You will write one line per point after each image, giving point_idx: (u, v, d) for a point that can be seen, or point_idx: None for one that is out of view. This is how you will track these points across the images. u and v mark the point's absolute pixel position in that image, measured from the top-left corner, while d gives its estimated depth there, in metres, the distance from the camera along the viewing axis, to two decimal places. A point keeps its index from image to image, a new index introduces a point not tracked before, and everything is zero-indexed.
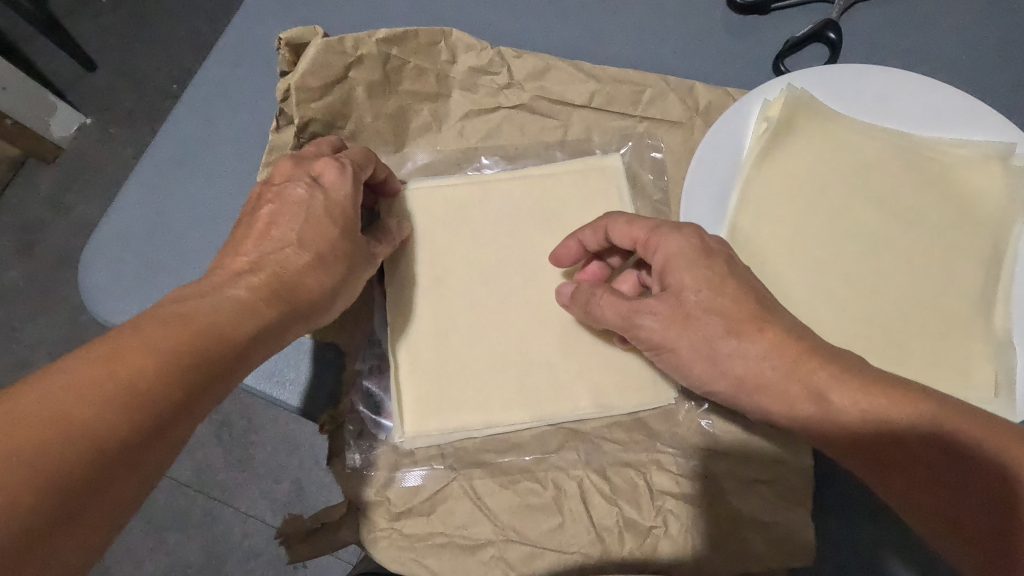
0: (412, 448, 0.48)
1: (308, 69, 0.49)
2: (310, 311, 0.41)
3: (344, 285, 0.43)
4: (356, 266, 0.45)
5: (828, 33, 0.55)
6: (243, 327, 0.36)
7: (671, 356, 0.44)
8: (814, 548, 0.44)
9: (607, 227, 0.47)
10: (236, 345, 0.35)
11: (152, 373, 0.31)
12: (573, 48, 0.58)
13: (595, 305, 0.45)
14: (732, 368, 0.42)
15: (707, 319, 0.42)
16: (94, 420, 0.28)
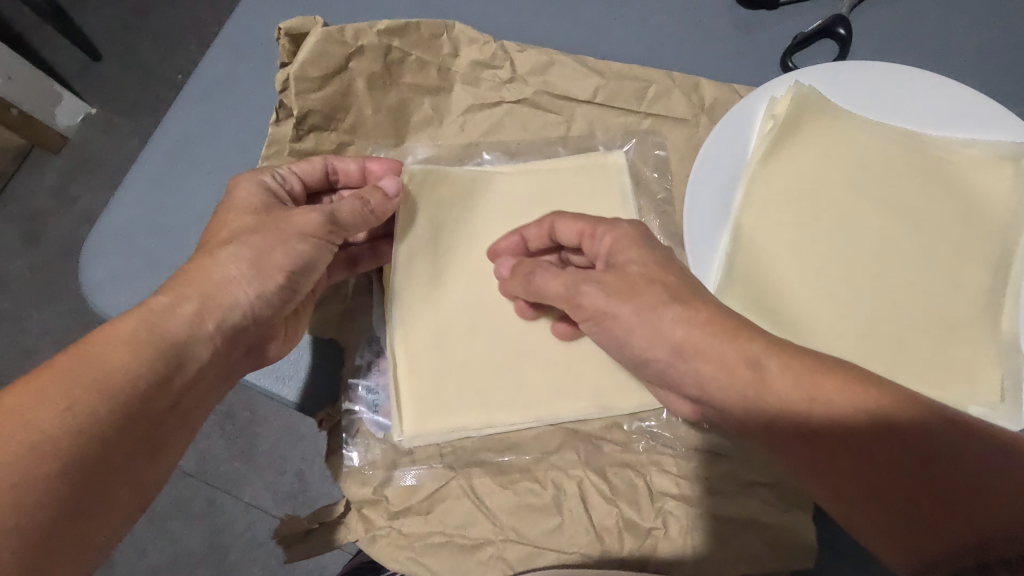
0: (411, 447, 0.48)
1: (307, 59, 0.49)
2: (216, 286, 0.40)
3: (259, 257, 0.42)
4: (273, 221, 0.43)
5: (838, 29, 0.54)
6: (131, 329, 0.37)
7: (610, 326, 0.41)
8: (816, 550, 0.44)
9: (552, 221, 0.47)
10: (164, 362, 0.37)
11: (82, 415, 0.33)
12: (578, 41, 0.57)
13: (538, 277, 0.44)
14: (673, 333, 0.38)
15: (649, 290, 0.40)
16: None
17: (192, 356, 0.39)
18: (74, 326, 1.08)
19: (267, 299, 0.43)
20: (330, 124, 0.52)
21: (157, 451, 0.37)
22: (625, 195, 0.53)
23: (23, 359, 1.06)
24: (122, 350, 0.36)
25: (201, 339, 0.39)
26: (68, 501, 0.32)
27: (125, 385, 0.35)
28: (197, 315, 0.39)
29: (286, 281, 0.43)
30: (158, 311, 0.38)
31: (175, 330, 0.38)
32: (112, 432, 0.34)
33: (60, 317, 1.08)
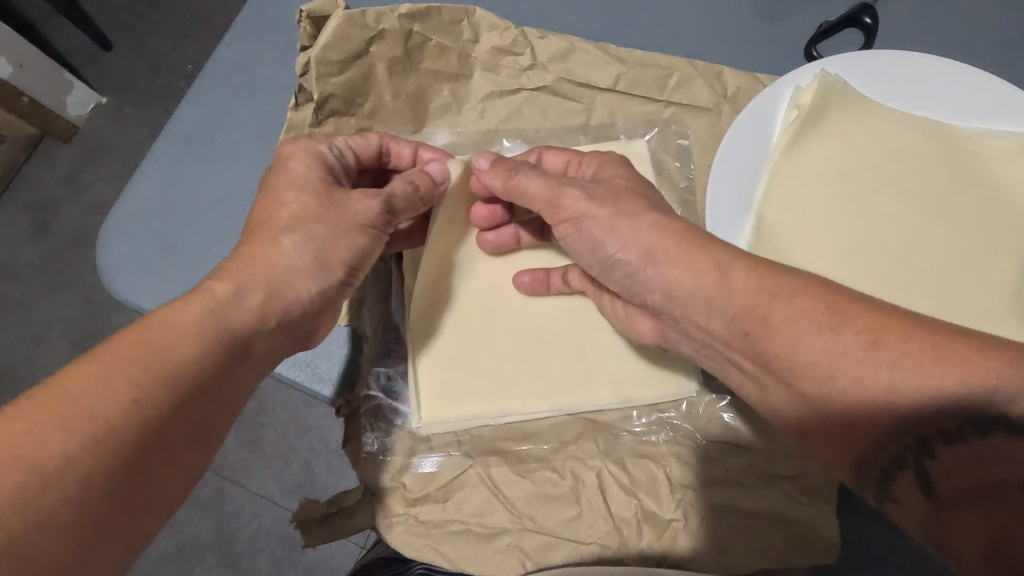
0: (429, 434, 0.48)
1: (328, 42, 0.48)
2: (282, 277, 0.39)
3: (324, 247, 0.41)
4: (332, 209, 0.42)
5: (863, 18, 0.52)
6: (195, 318, 0.35)
7: (590, 228, 0.42)
8: (839, 545, 0.44)
9: (539, 153, 0.50)
10: (230, 350, 0.36)
11: (158, 399, 0.32)
12: (598, 29, 0.57)
13: (523, 176, 0.44)
14: (647, 237, 0.40)
15: (628, 200, 0.42)
16: (41, 466, 0.28)
17: (250, 348, 0.38)
18: (83, 314, 1.08)
19: (328, 292, 0.42)
20: (350, 109, 0.52)
21: (211, 445, 0.36)
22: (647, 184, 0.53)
23: (33, 347, 1.06)
24: (189, 340, 0.34)
25: (262, 332, 0.38)
26: (126, 496, 0.31)
27: (189, 377, 0.34)
28: (262, 307, 0.38)
29: (346, 273, 0.43)
30: (222, 300, 0.37)
31: (240, 322, 0.37)
32: (174, 425, 0.33)
33: (69, 305, 1.09)
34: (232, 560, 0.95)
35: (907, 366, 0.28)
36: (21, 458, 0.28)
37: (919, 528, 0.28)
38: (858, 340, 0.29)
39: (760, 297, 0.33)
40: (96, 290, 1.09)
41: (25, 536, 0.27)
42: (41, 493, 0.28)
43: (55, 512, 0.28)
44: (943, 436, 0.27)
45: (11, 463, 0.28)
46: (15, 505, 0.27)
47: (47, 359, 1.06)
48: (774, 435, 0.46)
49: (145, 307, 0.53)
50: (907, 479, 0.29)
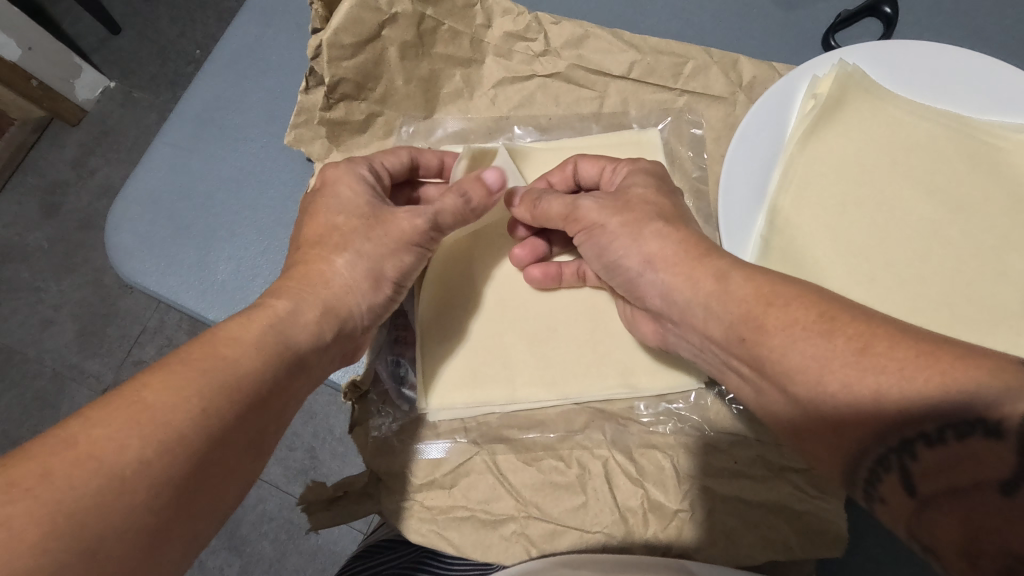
0: (436, 420, 0.48)
1: (341, 25, 0.48)
2: (339, 296, 0.40)
3: (373, 265, 0.42)
4: (381, 227, 0.43)
5: (884, 7, 0.51)
6: (257, 333, 0.35)
7: (600, 236, 0.44)
8: (845, 539, 0.43)
9: (574, 162, 0.49)
10: (287, 360, 0.35)
11: (228, 401, 0.31)
12: (613, 15, 0.56)
13: (546, 199, 0.46)
14: (648, 245, 0.41)
15: (639, 207, 0.43)
16: (120, 468, 0.26)
17: (304, 366, 0.37)
18: (90, 298, 1.09)
19: (377, 307, 0.43)
20: (361, 93, 0.52)
21: (261, 459, 0.34)
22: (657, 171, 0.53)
23: (41, 330, 1.07)
24: (255, 353, 0.34)
25: (317, 350, 0.38)
26: (192, 504, 0.29)
27: (255, 392, 0.33)
28: (319, 323, 0.38)
29: (394, 289, 0.44)
30: (281, 316, 0.37)
31: (299, 338, 0.37)
32: (238, 436, 0.32)
33: (77, 289, 1.09)
34: (237, 543, 0.96)
35: (890, 371, 0.27)
36: (102, 459, 0.26)
37: (905, 528, 0.26)
38: (846, 347, 0.29)
39: (757, 304, 0.34)
40: (104, 273, 1.10)
41: (101, 541, 0.25)
42: (119, 496, 0.26)
43: (130, 516, 0.26)
44: (924, 438, 0.26)
45: (93, 464, 0.26)
46: (94, 506, 0.25)
47: (55, 342, 1.06)
48: None
49: (154, 287, 0.53)
50: (891, 482, 0.27)
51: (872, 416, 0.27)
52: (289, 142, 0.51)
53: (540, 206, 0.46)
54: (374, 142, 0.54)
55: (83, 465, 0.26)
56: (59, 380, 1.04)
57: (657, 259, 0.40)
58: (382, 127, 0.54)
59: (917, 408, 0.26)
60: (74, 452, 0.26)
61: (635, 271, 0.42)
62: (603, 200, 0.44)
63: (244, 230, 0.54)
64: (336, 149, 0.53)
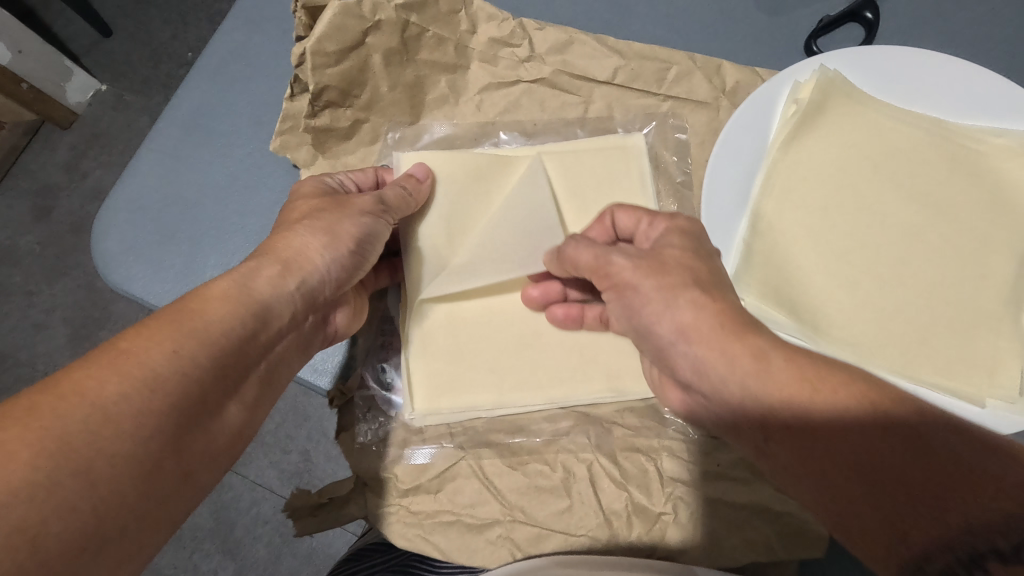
0: (423, 426, 0.48)
1: (324, 33, 0.48)
2: (297, 251, 0.41)
3: (333, 229, 0.43)
4: (341, 206, 0.44)
5: (865, 12, 0.52)
6: (224, 288, 0.36)
7: (631, 299, 0.39)
8: (829, 539, 0.44)
9: (612, 213, 0.47)
10: (258, 312, 0.37)
11: (198, 346, 0.33)
12: (598, 21, 0.56)
13: (573, 250, 0.43)
14: (682, 314, 0.36)
15: (677, 270, 0.38)
16: (102, 401, 0.29)
17: (276, 316, 0.38)
18: (82, 302, 1.08)
19: (346, 267, 0.43)
20: (346, 100, 0.52)
21: (242, 406, 0.36)
22: (642, 177, 0.53)
23: (33, 334, 1.07)
24: (219, 304, 0.36)
25: (288, 305, 0.39)
26: (176, 439, 0.31)
27: (223, 337, 0.35)
28: (281, 277, 0.39)
29: (357, 249, 0.44)
30: (244, 274, 0.38)
31: (266, 292, 0.38)
32: (212, 378, 0.34)
33: (69, 292, 1.09)
34: (230, 547, 0.96)
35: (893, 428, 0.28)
36: (85, 394, 0.28)
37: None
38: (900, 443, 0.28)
39: (799, 388, 0.31)
40: (96, 277, 1.09)
41: (92, 464, 0.27)
42: (103, 426, 0.28)
43: (116, 444, 0.28)
44: (996, 554, 0.24)
45: (77, 400, 0.28)
46: (81, 433, 0.27)
47: (47, 346, 1.06)
48: None
49: (140, 293, 0.53)
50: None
51: (938, 517, 0.26)
52: (274, 149, 0.51)
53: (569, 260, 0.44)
54: (361, 148, 0.54)
55: (70, 400, 0.28)
56: None
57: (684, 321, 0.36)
58: (368, 133, 0.54)
59: (984, 520, 0.25)
60: (60, 390, 0.28)
61: (666, 342, 0.37)
62: (636, 258, 0.40)
63: (232, 236, 0.54)
64: (321, 156, 0.53)
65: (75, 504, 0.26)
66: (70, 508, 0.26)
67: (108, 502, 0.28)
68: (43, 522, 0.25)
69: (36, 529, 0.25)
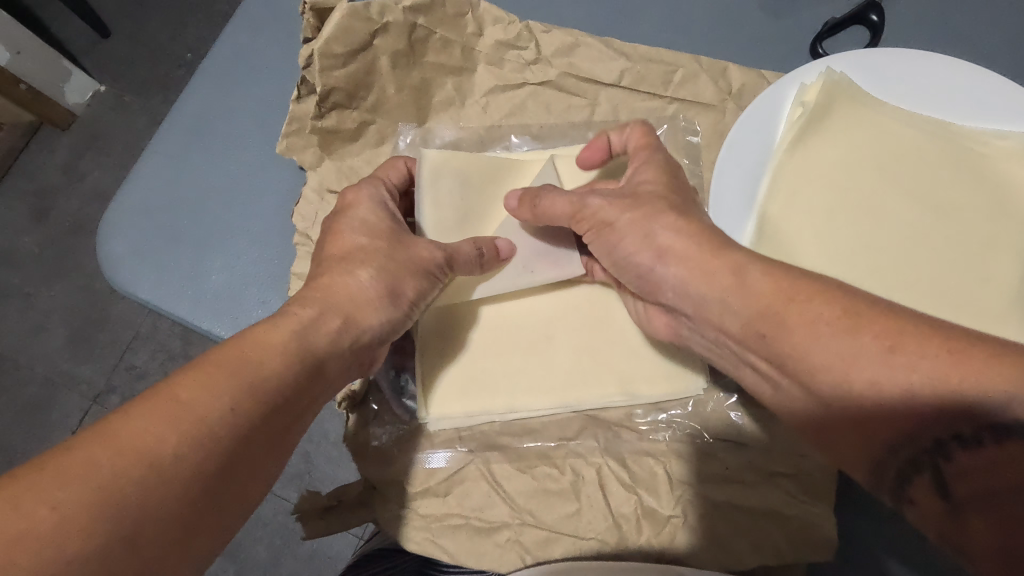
0: (436, 430, 0.48)
1: (332, 35, 0.48)
2: (356, 303, 0.40)
3: (395, 281, 0.41)
4: (403, 251, 0.43)
5: (871, 15, 0.52)
6: (283, 338, 0.35)
7: (608, 235, 0.43)
8: (835, 543, 0.43)
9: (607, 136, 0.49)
10: (311, 369, 0.35)
11: (257, 406, 0.32)
12: (603, 22, 0.56)
13: (543, 199, 0.45)
14: (660, 238, 0.40)
15: (650, 202, 0.41)
16: (157, 461, 0.27)
17: (328, 369, 0.37)
18: (82, 303, 1.08)
19: (395, 318, 0.42)
20: (352, 102, 0.52)
21: (285, 463, 0.34)
22: None
23: (32, 336, 1.06)
24: (281, 355, 0.34)
25: (338, 356, 0.38)
26: (224, 503, 0.29)
27: (281, 393, 0.33)
28: (339, 331, 0.38)
29: (411, 308, 0.43)
30: (304, 323, 0.36)
31: (321, 343, 0.37)
32: (267, 437, 0.32)
33: (69, 293, 1.08)
34: (232, 549, 0.96)
35: (921, 369, 0.27)
36: (141, 452, 0.27)
37: (933, 529, 0.27)
38: (874, 344, 0.28)
39: (776, 299, 0.33)
40: (96, 278, 1.09)
41: (140, 530, 0.26)
42: (156, 489, 0.27)
43: (167, 510, 0.27)
44: (959, 439, 0.26)
45: (133, 458, 0.27)
46: (133, 497, 0.26)
47: (46, 347, 1.06)
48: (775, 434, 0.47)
49: (147, 296, 0.53)
50: (924, 484, 0.27)
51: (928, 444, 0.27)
52: (281, 151, 0.51)
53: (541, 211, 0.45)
54: (367, 150, 0.54)
55: (127, 457, 0.27)
56: (51, 386, 1.04)
57: (669, 252, 0.39)
58: (374, 134, 0.54)
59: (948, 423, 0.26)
60: (117, 443, 0.27)
61: (647, 267, 0.41)
62: (612, 197, 0.43)
63: (239, 240, 0.54)
64: (327, 158, 0.53)
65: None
66: None
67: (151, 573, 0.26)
68: None
69: None
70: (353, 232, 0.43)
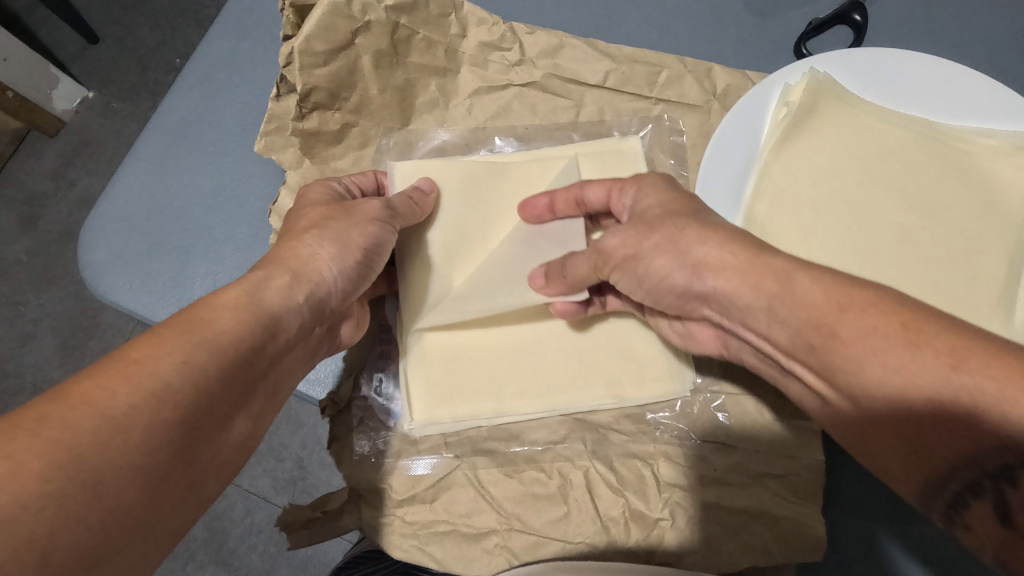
0: (422, 435, 0.47)
1: (312, 32, 0.48)
2: (305, 262, 0.41)
3: (341, 238, 0.42)
4: (347, 210, 0.44)
5: (854, 15, 0.52)
6: (234, 298, 0.36)
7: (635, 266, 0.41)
8: (825, 542, 0.43)
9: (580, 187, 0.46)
10: (265, 325, 0.36)
11: (209, 359, 0.32)
12: (589, 23, 0.56)
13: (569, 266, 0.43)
14: (693, 254, 0.38)
15: (665, 225, 0.40)
16: (112, 411, 0.27)
17: (283, 327, 0.38)
18: (71, 311, 1.07)
19: (351, 275, 0.43)
20: (334, 103, 0.51)
21: (247, 418, 0.35)
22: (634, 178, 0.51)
23: (21, 344, 1.05)
24: (230, 315, 0.35)
25: (294, 314, 0.39)
26: (185, 449, 0.30)
27: (232, 349, 0.34)
28: (290, 287, 0.39)
29: (365, 259, 0.44)
30: (253, 284, 0.37)
31: (273, 302, 0.37)
32: (222, 389, 0.33)
33: (58, 301, 1.07)
34: (224, 558, 0.95)
35: (989, 393, 0.25)
36: (95, 404, 0.27)
37: (990, 554, 0.27)
38: (938, 362, 0.27)
39: (829, 309, 0.31)
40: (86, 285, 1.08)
41: (101, 476, 0.26)
42: (114, 436, 0.27)
43: (126, 455, 0.27)
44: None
45: (86, 409, 0.27)
46: (92, 443, 0.26)
47: (35, 356, 1.04)
48: (762, 435, 0.46)
49: (129, 304, 0.52)
50: (981, 507, 0.27)
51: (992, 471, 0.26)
52: (258, 150, 0.50)
53: (563, 271, 0.44)
54: (350, 153, 0.54)
55: (80, 410, 0.27)
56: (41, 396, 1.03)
57: (707, 265, 0.37)
58: (357, 136, 0.54)
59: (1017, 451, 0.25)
60: (68, 399, 0.27)
61: (682, 285, 0.39)
62: (624, 231, 0.42)
63: (223, 247, 0.53)
64: (308, 160, 0.52)
65: (85, 516, 0.25)
66: (79, 521, 0.25)
67: (117, 516, 0.26)
68: (52, 535, 0.24)
69: (46, 542, 0.24)
70: (302, 208, 0.45)
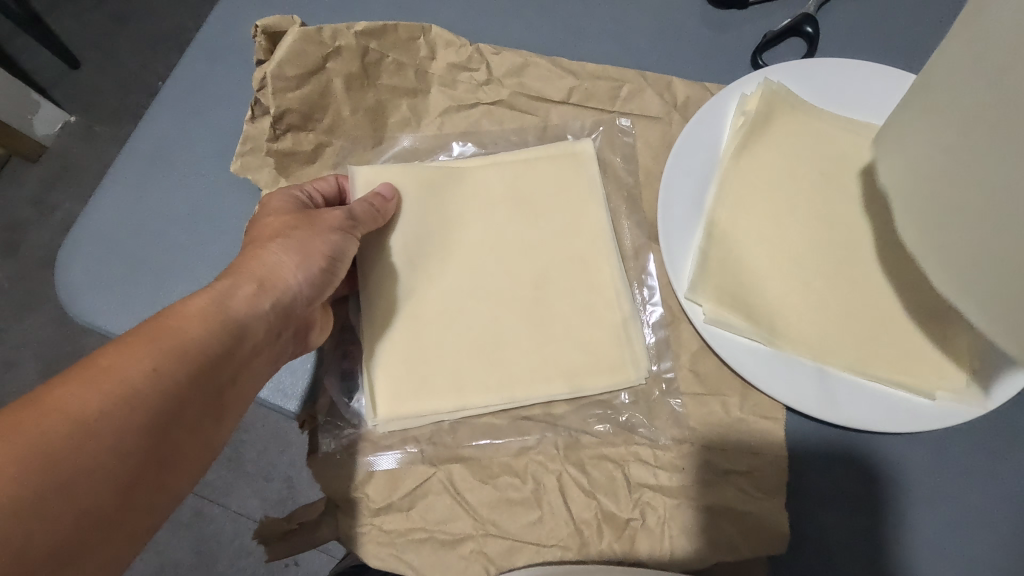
0: (387, 431, 0.49)
1: (285, 57, 0.50)
2: (270, 269, 0.43)
3: (304, 249, 0.45)
4: (311, 220, 0.46)
5: (805, 27, 0.55)
6: (201, 305, 0.38)
7: None
8: (787, 536, 0.45)
9: None
10: (233, 331, 0.39)
11: (175, 365, 0.35)
12: (554, 41, 0.58)
13: None
14: None
15: None
16: (84, 418, 0.31)
17: (251, 332, 0.40)
18: (55, 336, 1.07)
19: (316, 280, 0.45)
20: (308, 124, 0.53)
21: (224, 421, 0.38)
22: (594, 185, 0.54)
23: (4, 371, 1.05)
24: (198, 322, 0.37)
25: (262, 320, 0.41)
26: (155, 451, 0.33)
27: (200, 353, 0.37)
28: (254, 296, 0.41)
29: (327, 265, 0.46)
30: (221, 292, 0.40)
31: (240, 309, 0.40)
32: (191, 393, 0.36)
33: (41, 326, 1.07)
34: None
35: None
36: (67, 411, 0.31)
37: None
38: None
39: None
40: None
41: (74, 479, 0.30)
42: (85, 441, 0.31)
43: (98, 459, 0.31)
44: None
45: (59, 416, 0.31)
46: (66, 448, 0.30)
47: (19, 381, 1.04)
48: (728, 434, 0.47)
49: (107, 325, 0.53)
50: None
51: None
52: (238, 169, 0.53)
53: None
54: (325, 171, 0.55)
55: (53, 417, 0.31)
56: None
57: None
58: (331, 156, 0.55)
59: None
60: (44, 407, 0.31)
61: None
62: None
63: (196, 263, 0.54)
64: (284, 179, 0.54)
65: (59, 514, 0.29)
66: (54, 520, 0.29)
67: (93, 514, 0.30)
68: (28, 534, 0.28)
69: (23, 540, 0.28)
70: (260, 221, 0.47)
